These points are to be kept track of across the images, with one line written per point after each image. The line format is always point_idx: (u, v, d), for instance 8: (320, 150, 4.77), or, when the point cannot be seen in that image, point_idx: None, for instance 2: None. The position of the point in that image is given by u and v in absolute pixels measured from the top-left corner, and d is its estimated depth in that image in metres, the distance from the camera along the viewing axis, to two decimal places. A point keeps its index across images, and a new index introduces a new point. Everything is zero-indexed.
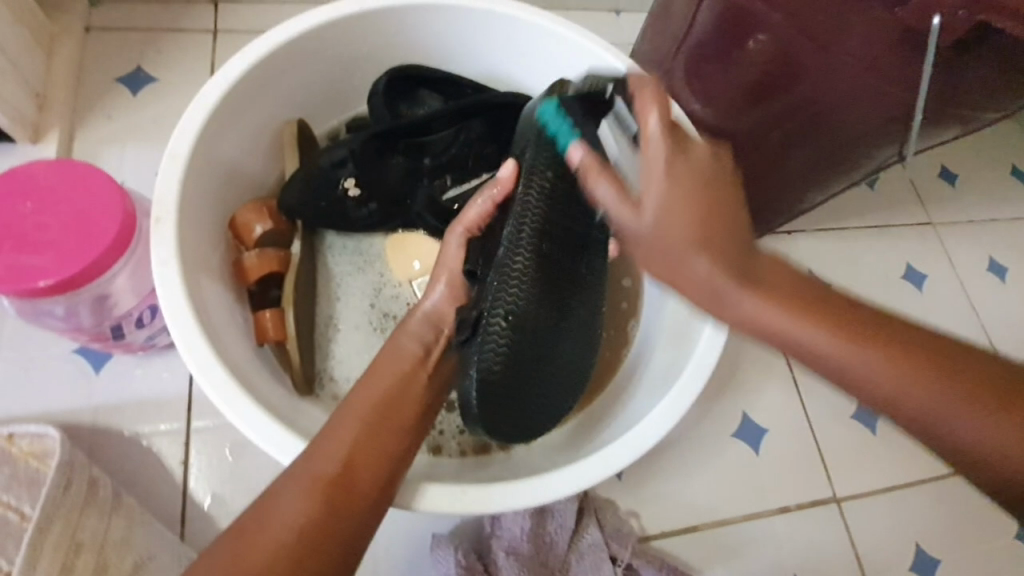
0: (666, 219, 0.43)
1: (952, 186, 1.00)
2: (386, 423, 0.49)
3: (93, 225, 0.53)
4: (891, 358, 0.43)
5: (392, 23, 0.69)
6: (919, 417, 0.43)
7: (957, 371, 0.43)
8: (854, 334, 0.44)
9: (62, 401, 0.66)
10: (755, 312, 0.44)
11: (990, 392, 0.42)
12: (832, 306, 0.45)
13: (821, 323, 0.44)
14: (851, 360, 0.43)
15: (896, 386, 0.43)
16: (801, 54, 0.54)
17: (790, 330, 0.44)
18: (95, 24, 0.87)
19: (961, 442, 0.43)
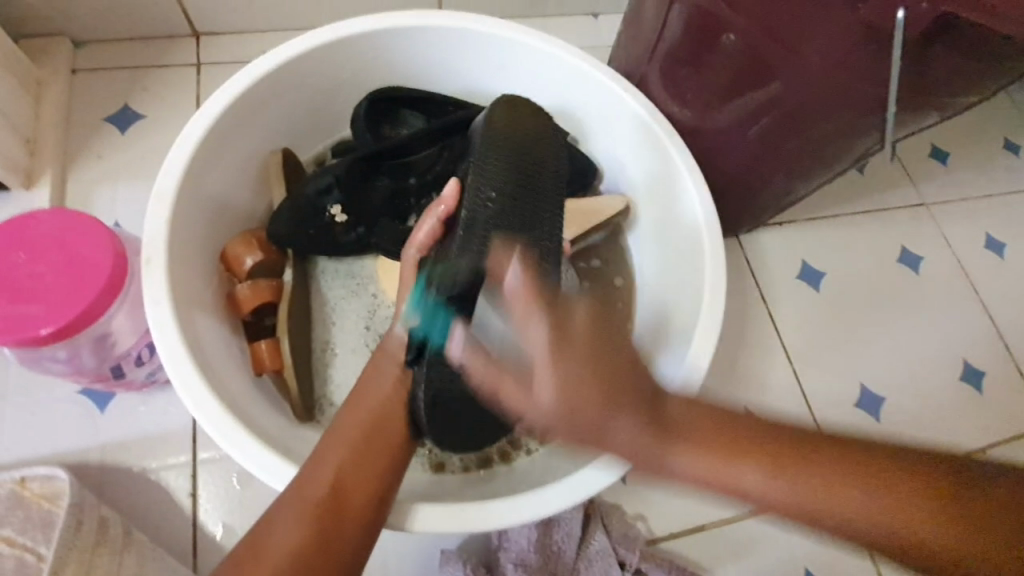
0: (573, 391, 0.44)
1: (943, 164, 0.99)
2: (374, 441, 0.53)
3: (86, 270, 0.55)
4: (807, 475, 0.46)
5: (369, 48, 0.70)
6: (824, 519, 0.45)
7: (886, 470, 0.45)
8: (797, 474, 0.46)
9: (70, 442, 0.67)
10: (699, 464, 0.47)
11: (929, 505, 0.43)
12: (758, 439, 0.48)
13: (774, 473, 0.46)
14: (773, 493, 0.46)
15: (788, 497, 0.46)
16: (770, 53, 0.55)
17: (749, 484, 0.47)
18: (80, 66, 0.88)
19: (860, 518, 0.44)
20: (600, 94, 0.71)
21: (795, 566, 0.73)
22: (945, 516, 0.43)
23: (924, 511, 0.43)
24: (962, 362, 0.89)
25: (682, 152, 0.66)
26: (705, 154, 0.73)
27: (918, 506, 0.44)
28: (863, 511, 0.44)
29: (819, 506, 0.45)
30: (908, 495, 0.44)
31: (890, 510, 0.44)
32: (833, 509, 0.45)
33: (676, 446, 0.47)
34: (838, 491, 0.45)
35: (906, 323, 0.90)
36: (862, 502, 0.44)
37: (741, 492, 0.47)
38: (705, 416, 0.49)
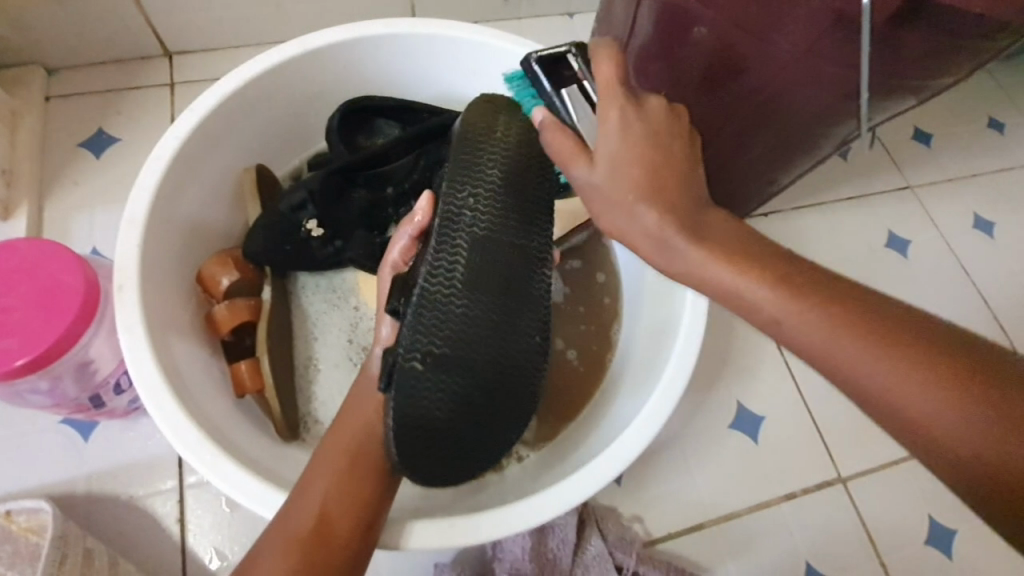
0: (618, 170, 0.46)
1: (927, 146, 0.99)
2: (360, 466, 0.50)
3: (59, 300, 0.54)
4: (865, 336, 0.40)
5: (338, 59, 0.69)
6: (862, 392, 0.41)
7: (952, 374, 0.38)
8: (852, 316, 0.41)
9: (54, 473, 0.66)
10: (726, 275, 0.44)
11: (984, 400, 0.37)
12: (849, 298, 0.42)
13: (836, 332, 0.41)
14: (813, 338, 0.42)
15: (885, 387, 0.40)
16: (739, 44, 0.55)
17: (789, 314, 0.42)
18: (53, 92, 0.87)
19: (935, 426, 0.38)
20: None
21: (796, 560, 0.72)
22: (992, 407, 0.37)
23: (946, 407, 0.38)
24: None
25: None
26: None
27: (956, 387, 0.38)
28: (886, 375, 0.40)
29: (862, 375, 0.41)
30: (946, 390, 0.38)
31: (934, 391, 0.38)
32: (861, 373, 0.41)
33: (723, 259, 0.44)
34: (881, 376, 0.40)
35: None
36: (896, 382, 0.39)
37: (770, 321, 0.43)
38: (766, 253, 0.45)
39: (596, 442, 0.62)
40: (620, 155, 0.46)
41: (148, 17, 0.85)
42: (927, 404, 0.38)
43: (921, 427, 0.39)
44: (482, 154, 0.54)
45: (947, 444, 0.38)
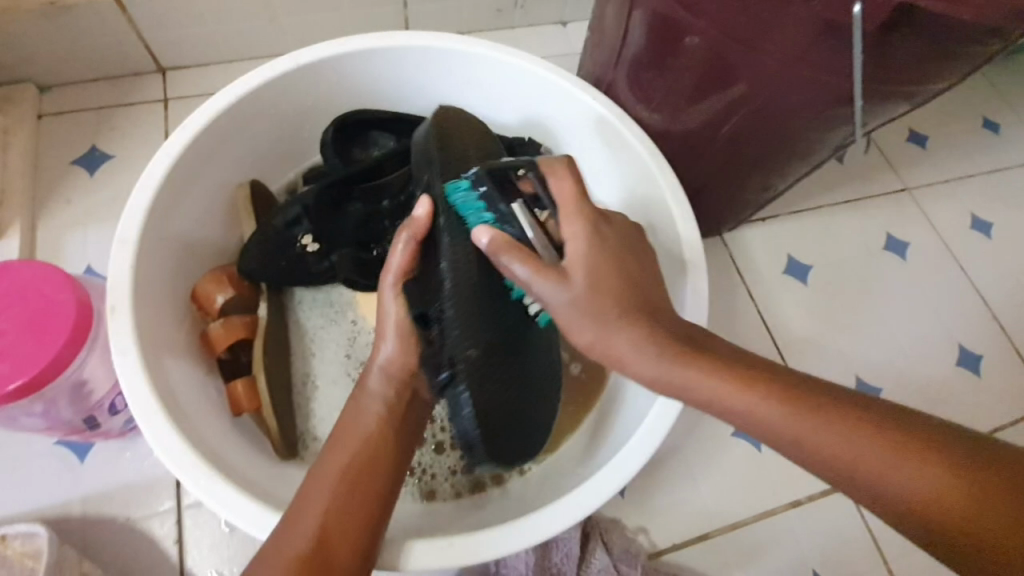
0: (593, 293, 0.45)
1: (922, 147, 0.99)
2: (363, 483, 0.48)
3: (50, 322, 0.53)
4: (847, 429, 0.40)
5: (331, 74, 0.69)
6: (870, 491, 0.40)
7: (908, 450, 0.39)
8: (811, 408, 0.41)
9: (49, 496, 0.65)
10: (690, 377, 0.44)
11: (947, 476, 0.38)
12: (789, 386, 0.43)
13: (789, 416, 0.41)
14: (770, 419, 0.42)
15: (829, 456, 0.40)
16: (732, 53, 0.55)
17: (752, 414, 0.42)
18: (45, 110, 0.87)
19: (893, 495, 0.39)
20: (570, 102, 0.70)
21: (803, 569, 0.71)
22: (953, 483, 0.37)
23: (930, 480, 0.38)
24: (958, 346, 0.88)
25: (655, 156, 0.66)
26: (677, 155, 0.73)
27: (910, 455, 0.38)
28: (858, 452, 0.40)
29: (830, 456, 0.40)
30: (901, 458, 0.39)
31: (886, 456, 0.39)
32: (813, 445, 0.41)
33: (667, 355, 0.45)
34: (842, 448, 0.40)
35: (898, 310, 0.89)
36: (856, 449, 0.39)
37: (743, 425, 0.43)
38: (723, 361, 0.44)
39: (597, 455, 0.61)
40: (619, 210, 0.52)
41: (139, 34, 0.85)
42: (893, 474, 0.39)
43: (894, 499, 0.39)
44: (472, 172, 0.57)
45: (901, 504, 0.39)
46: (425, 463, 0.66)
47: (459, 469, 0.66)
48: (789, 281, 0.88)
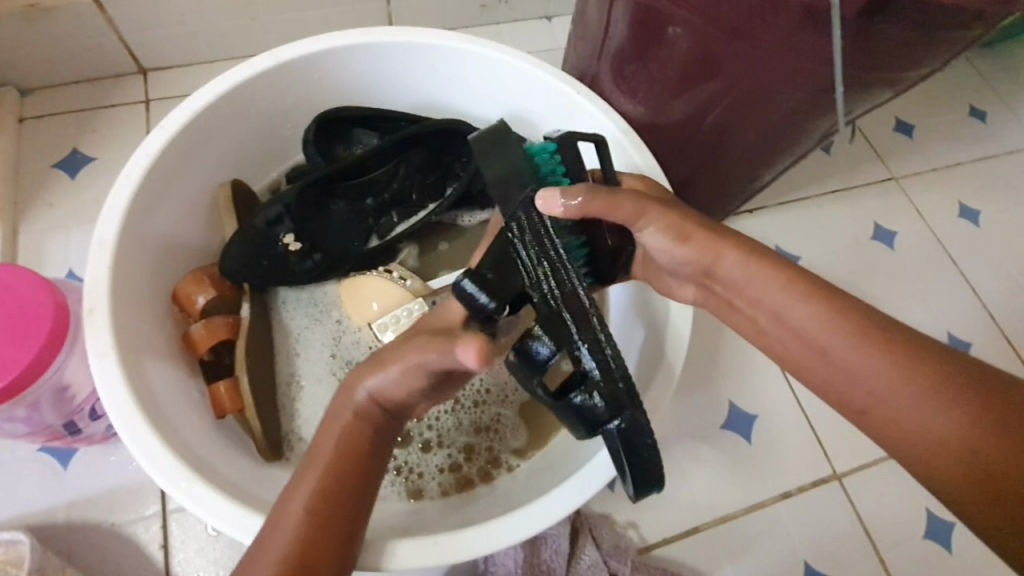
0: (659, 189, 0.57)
1: (909, 137, 0.99)
2: (341, 499, 0.45)
3: (27, 327, 0.53)
4: (897, 362, 0.42)
5: (312, 71, 0.68)
6: (889, 417, 0.42)
7: (955, 395, 0.40)
8: (870, 333, 0.43)
9: (32, 502, 0.64)
10: (750, 279, 0.47)
11: (981, 425, 0.39)
12: (866, 313, 0.44)
13: (832, 325, 0.44)
14: (819, 333, 0.44)
15: (873, 381, 0.42)
16: (713, 42, 0.54)
17: (795, 313, 0.45)
18: (26, 113, 0.86)
19: (910, 427, 0.41)
20: (554, 96, 0.70)
21: (794, 560, 0.71)
22: (988, 432, 0.39)
23: (959, 430, 0.40)
24: (946, 334, 0.88)
25: (639, 149, 0.65)
26: (662, 148, 0.72)
27: (941, 389, 0.41)
28: (886, 381, 0.42)
29: (863, 380, 0.43)
30: (940, 397, 0.40)
31: (916, 387, 0.41)
32: (852, 367, 0.43)
33: (736, 257, 0.47)
34: (875, 371, 0.42)
35: (886, 299, 0.89)
36: (888, 372, 0.42)
37: (786, 326, 0.46)
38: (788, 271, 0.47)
39: (584, 450, 0.61)
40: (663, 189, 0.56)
41: (120, 34, 0.84)
42: (921, 403, 0.41)
43: (912, 430, 0.41)
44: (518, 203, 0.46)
45: (924, 441, 0.41)
46: (413, 462, 0.66)
47: (447, 467, 0.66)
48: None
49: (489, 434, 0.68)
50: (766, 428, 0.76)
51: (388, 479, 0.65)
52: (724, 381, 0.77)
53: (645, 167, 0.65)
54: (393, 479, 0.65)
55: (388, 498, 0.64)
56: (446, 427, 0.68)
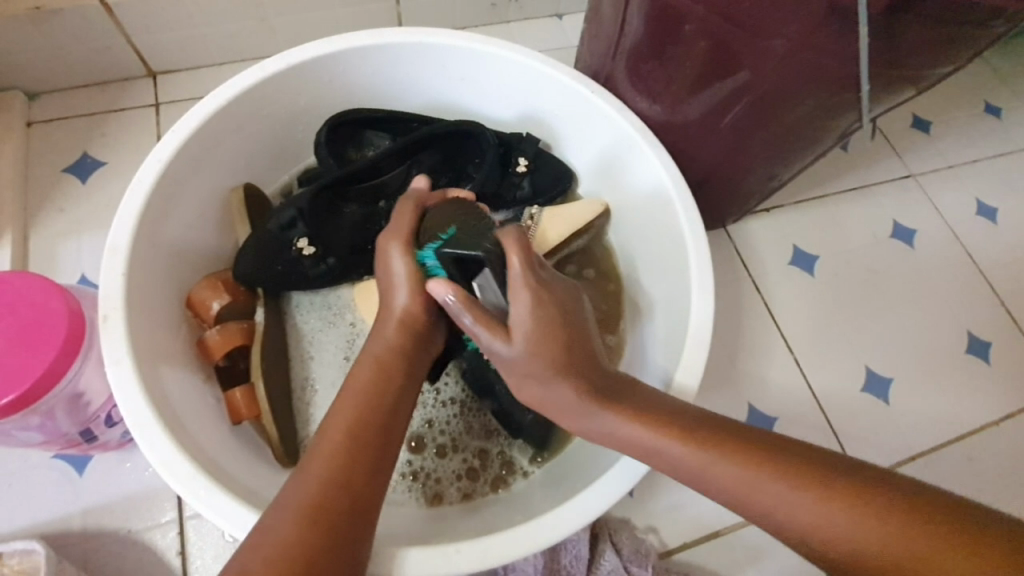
0: (537, 350, 0.46)
1: (926, 133, 0.97)
2: (357, 468, 0.44)
3: (41, 334, 0.52)
4: (798, 489, 0.42)
5: (323, 73, 0.67)
6: (809, 543, 0.41)
7: (863, 510, 0.40)
8: (760, 465, 0.43)
9: (48, 509, 0.64)
10: (647, 437, 0.46)
11: (896, 537, 0.39)
12: (747, 443, 0.44)
13: (742, 473, 0.43)
14: (716, 476, 0.44)
15: (782, 512, 0.42)
16: (733, 39, 0.53)
17: (704, 470, 0.44)
18: (34, 118, 0.86)
19: (833, 548, 0.40)
20: (568, 95, 0.69)
21: (817, 565, 0.70)
22: (908, 542, 0.38)
23: (878, 541, 0.39)
24: (967, 333, 0.86)
25: (656, 147, 0.64)
26: (679, 147, 0.71)
27: (864, 512, 0.40)
28: (811, 520, 0.41)
29: (793, 524, 0.42)
30: (850, 517, 0.40)
31: (843, 520, 0.40)
32: (758, 504, 0.43)
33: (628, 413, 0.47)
34: (796, 513, 0.41)
35: (905, 299, 0.87)
36: (810, 512, 0.41)
37: (686, 479, 0.45)
38: (675, 415, 0.47)
39: (605, 454, 0.60)
40: (540, 339, 0.46)
41: (128, 39, 0.83)
42: (851, 534, 0.40)
43: (857, 560, 0.40)
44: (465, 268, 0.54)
45: (853, 559, 0.40)
46: (429, 467, 0.66)
47: (464, 472, 0.65)
48: (795, 272, 0.86)
49: (502, 440, 0.67)
50: None
51: (402, 486, 0.64)
52: None
53: (663, 167, 0.64)
54: (407, 487, 0.64)
55: (403, 504, 0.63)
56: (459, 431, 0.67)
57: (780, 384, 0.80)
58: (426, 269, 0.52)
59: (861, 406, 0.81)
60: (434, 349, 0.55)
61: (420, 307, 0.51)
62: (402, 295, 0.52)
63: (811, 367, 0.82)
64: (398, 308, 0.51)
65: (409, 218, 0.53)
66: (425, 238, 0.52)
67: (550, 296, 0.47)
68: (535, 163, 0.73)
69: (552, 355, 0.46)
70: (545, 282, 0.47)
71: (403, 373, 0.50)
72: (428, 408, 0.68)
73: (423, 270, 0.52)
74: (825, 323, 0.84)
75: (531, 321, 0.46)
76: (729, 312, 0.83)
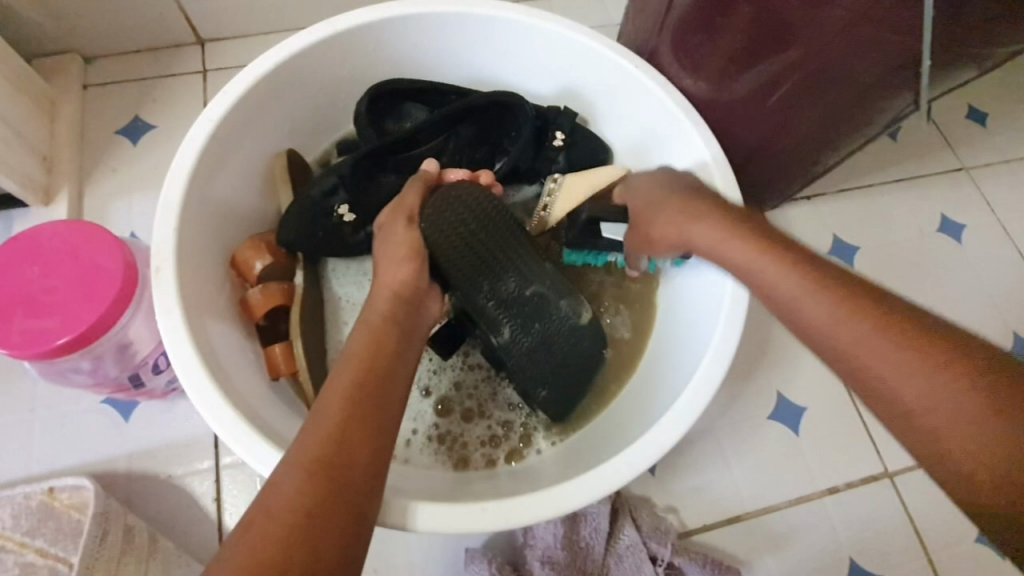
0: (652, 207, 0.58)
1: (983, 125, 0.93)
2: (359, 422, 0.44)
3: (98, 279, 0.55)
4: (863, 323, 0.40)
5: (368, 41, 0.68)
6: (875, 390, 0.40)
7: (940, 366, 0.37)
8: (835, 289, 0.43)
9: (97, 451, 0.68)
10: (739, 254, 0.49)
11: (969, 399, 0.36)
12: (841, 278, 0.43)
13: (842, 313, 0.41)
14: (794, 288, 0.44)
15: (842, 337, 0.41)
16: (790, 11, 0.51)
17: (799, 297, 0.44)
18: (90, 81, 0.89)
19: (899, 402, 0.38)
20: (610, 71, 0.68)
21: (839, 556, 0.69)
22: (975, 409, 0.36)
23: (941, 397, 0.37)
24: (1014, 335, 0.83)
25: (698, 125, 0.63)
26: (721, 127, 0.69)
27: (928, 371, 0.38)
28: (885, 369, 0.39)
29: (839, 355, 0.41)
30: (928, 369, 0.38)
31: (898, 368, 0.38)
32: (826, 335, 0.42)
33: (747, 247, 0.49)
34: (871, 358, 0.40)
35: (950, 296, 0.84)
36: (868, 353, 0.40)
37: (766, 291, 0.46)
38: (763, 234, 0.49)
39: (631, 430, 0.61)
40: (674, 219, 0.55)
41: (181, 6, 0.86)
42: (893, 377, 0.39)
43: (892, 409, 0.39)
44: (456, 255, 0.56)
45: (913, 418, 0.38)
46: (457, 432, 0.67)
47: (490, 438, 0.67)
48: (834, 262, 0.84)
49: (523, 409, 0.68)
50: (816, 419, 0.74)
51: (429, 448, 0.66)
52: (772, 371, 0.76)
53: (703, 141, 0.62)
54: (433, 449, 0.66)
55: (428, 466, 0.65)
56: (487, 399, 0.68)
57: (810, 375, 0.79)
58: (418, 240, 0.56)
59: None
60: (431, 313, 0.56)
61: (404, 274, 0.55)
62: (395, 267, 0.55)
63: None
64: (388, 279, 0.54)
65: (413, 195, 0.59)
66: (425, 207, 0.58)
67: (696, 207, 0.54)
68: (573, 138, 0.73)
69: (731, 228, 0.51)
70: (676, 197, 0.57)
71: (399, 338, 0.51)
72: (455, 373, 0.69)
73: (415, 241, 0.56)
74: None
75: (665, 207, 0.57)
76: None
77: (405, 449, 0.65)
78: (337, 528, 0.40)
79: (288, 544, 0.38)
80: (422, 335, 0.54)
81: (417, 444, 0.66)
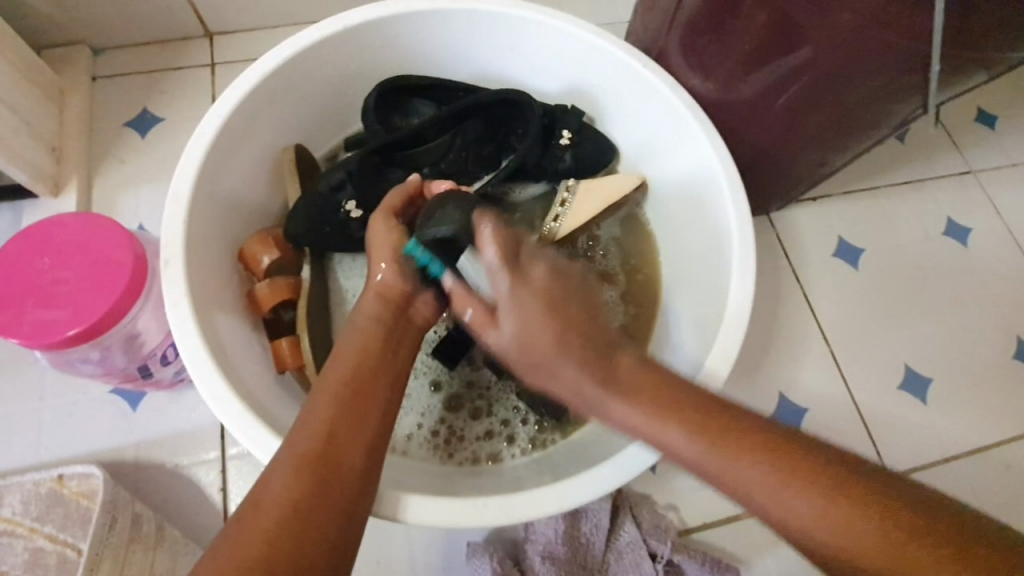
0: (526, 328, 0.47)
1: (991, 128, 0.92)
2: (351, 421, 0.45)
3: (108, 271, 0.56)
4: (776, 471, 0.41)
5: (376, 37, 0.68)
6: (802, 539, 0.40)
7: (852, 496, 0.39)
8: (736, 435, 0.42)
9: (105, 440, 0.69)
10: (638, 418, 0.45)
11: (893, 534, 0.37)
12: (726, 416, 0.44)
13: (754, 468, 0.41)
14: (701, 456, 0.43)
15: (764, 494, 0.41)
16: (800, 14, 0.51)
17: (755, 488, 0.41)
18: (99, 73, 0.89)
19: (824, 551, 0.39)
20: (620, 71, 0.68)
21: None
22: (897, 536, 0.37)
23: (865, 538, 0.38)
24: (1018, 341, 0.82)
25: (705, 126, 0.63)
26: (729, 128, 0.69)
27: (846, 506, 0.39)
28: (809, 512, 0.39)
29: (769, 512, 0.41)
30: (844, 510, 0.38)
31: (819, 514, 0.39)
32: (751, 494, 0.41)
33: (674, 414, 0.44)
34: (797, 506, 0.40)
35: (954, 300, 0.84)
36: (789, 503, 0.40)
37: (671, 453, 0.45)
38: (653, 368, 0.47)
39: None
40: (523, 322, 0.47)
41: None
42: (814, 520, 0.39)
43: (819, 549, 0.39)
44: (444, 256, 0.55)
45: (842, 558, 0.38)
46: (453, 425, 0.68)
47: (483, 434, 0.67)
48: (838, 264, 0.84)
49: (529, 414, 0.68)
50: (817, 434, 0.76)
51: (429, 442, 0.67)
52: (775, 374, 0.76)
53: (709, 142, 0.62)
54: (433, 443, 0.67)
55: (427, 459, 0.65)
56: (486, 397, 0.69)
57: (812, 376, 0.79)
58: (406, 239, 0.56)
59: (896, 405, 0.79)
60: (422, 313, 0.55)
61: (395, 274, 0.55)
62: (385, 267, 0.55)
63: (849, 363, 0.80)
64: (376, 280, 0.54)
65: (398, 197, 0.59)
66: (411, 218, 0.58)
67: (529, 288, 0.48)
68: (579, 136, 0.73)
69: (546, 334, 0.47)
70: (520, 268, 0.49)
71: (389, 339, 0.51)
72: (462, 373, 0.70)
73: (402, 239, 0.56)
74: (864, 318, 0.82)
75: (514, 313, 0.48)
76: (766, 301, 0.82)
77: (404, 441, 0.66)
78: (329, 526, 0.41)
79: (281, 540, 0.39)
80: (415, 338, 0.54)
81: (413, 438, 0.67)
